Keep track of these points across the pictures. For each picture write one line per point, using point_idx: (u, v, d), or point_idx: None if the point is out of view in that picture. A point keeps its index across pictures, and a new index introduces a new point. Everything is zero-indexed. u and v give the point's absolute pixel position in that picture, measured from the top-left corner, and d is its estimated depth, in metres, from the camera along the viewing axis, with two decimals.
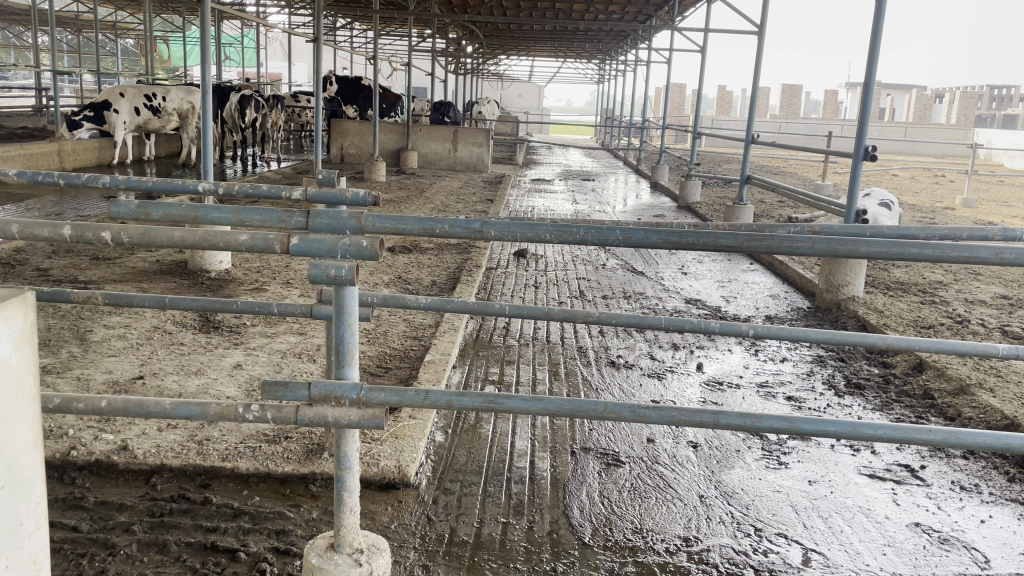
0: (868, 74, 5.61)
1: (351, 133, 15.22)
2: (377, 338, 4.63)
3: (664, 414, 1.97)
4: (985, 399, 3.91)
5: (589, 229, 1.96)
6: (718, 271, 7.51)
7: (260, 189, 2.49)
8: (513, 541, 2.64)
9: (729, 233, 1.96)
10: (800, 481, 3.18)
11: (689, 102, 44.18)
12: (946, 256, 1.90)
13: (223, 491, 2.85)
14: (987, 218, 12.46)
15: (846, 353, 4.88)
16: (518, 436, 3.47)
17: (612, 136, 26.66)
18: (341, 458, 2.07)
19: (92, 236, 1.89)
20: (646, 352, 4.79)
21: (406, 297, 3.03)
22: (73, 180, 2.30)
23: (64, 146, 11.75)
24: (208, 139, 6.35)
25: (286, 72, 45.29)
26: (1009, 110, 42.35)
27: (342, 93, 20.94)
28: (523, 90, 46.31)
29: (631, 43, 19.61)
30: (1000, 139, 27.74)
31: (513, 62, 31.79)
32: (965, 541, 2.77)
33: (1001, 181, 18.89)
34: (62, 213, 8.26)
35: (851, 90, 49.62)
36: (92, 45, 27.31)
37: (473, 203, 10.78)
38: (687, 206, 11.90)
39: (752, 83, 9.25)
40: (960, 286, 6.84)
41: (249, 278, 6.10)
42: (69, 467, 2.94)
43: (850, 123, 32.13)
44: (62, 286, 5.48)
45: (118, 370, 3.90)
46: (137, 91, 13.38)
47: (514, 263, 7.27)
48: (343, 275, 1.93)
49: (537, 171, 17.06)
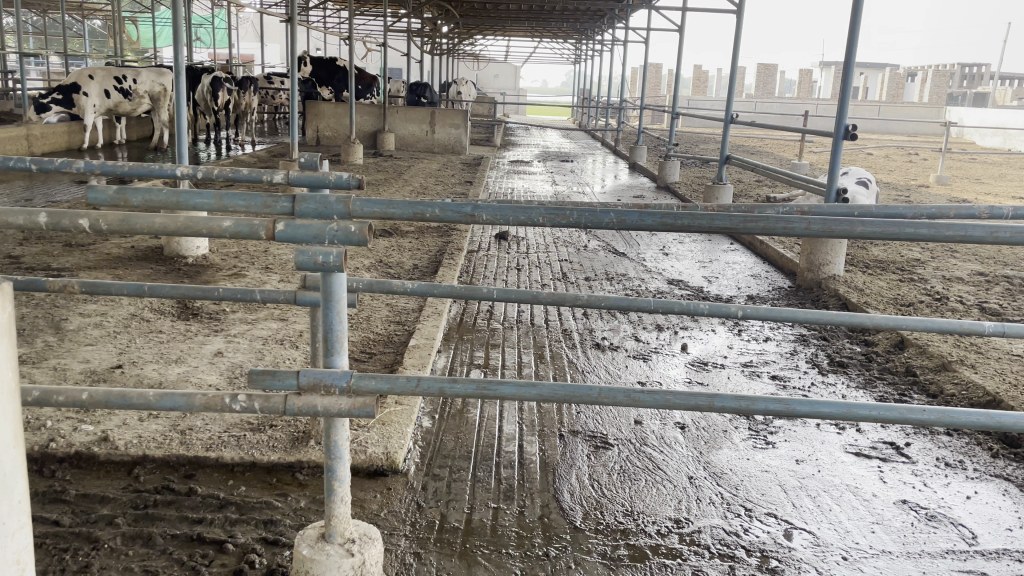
0: (848, 54, 5.60)
1: (327, 115, 15.02)
2: (360, 323, 4.58)
3: (659, 397, 1.94)
4: (966, 375, 3.95)
5: (583, 213, 1.94)
6: (699, 251, 7.54)
7: (240, 173, 2.42)
8: (504, 526, 2.63)
9: (724, 214, 1.93)
10: (788, 460, 3.20)
11: (665, 82, 44.20)
12: (942, 235, 1.88)
13: (208, 481, 2.81)
14: (961, 195, 12.59)
15: (828, 332, 4.91)
16: (505, 420, 3.46)
17: (589, 116, 26.62)
18: (332, 447, 2.04)
19: (69, 223, 1.82)
20: (630, 334, 4.79)
21: (391, 282, 2.99)
22: (46, 166, 2.24)
23: (32, 130, 11.47)
24: (182, 122, 6.19)
25: (258, 53, 44.68)
26: (981, 89, 42.85)
27: (316, 74, 20.69)
28: (499, 71, 46.09)
29: (607, 22, 19.50)
30: (972, 117, 28.03)
31: (489, 42, 31.55)
32: (952, 518, 2.80)
33: (974, 159, 19.11)
34: (33, 199, 8.08)
35: (825, 70, 49.86)
36: (58, 27, 26.71)
37: (451, 185, 10.72)
38: (666, 186, 11.90)
39: (730, 63, 9.22)
40: (937, 264, 6.90)
41: (226, 263, 6.02)
42: (47, 460, 2.88)
43: (824, 102, 32.30)
44: (34, 274, 5.37)
45: (96, 359, 3.82)
46: (106, 74, 13.11)
47: (495, 246, 7.23)
48: (331, 262, 1.89)
49: (515, 152, 16.99)
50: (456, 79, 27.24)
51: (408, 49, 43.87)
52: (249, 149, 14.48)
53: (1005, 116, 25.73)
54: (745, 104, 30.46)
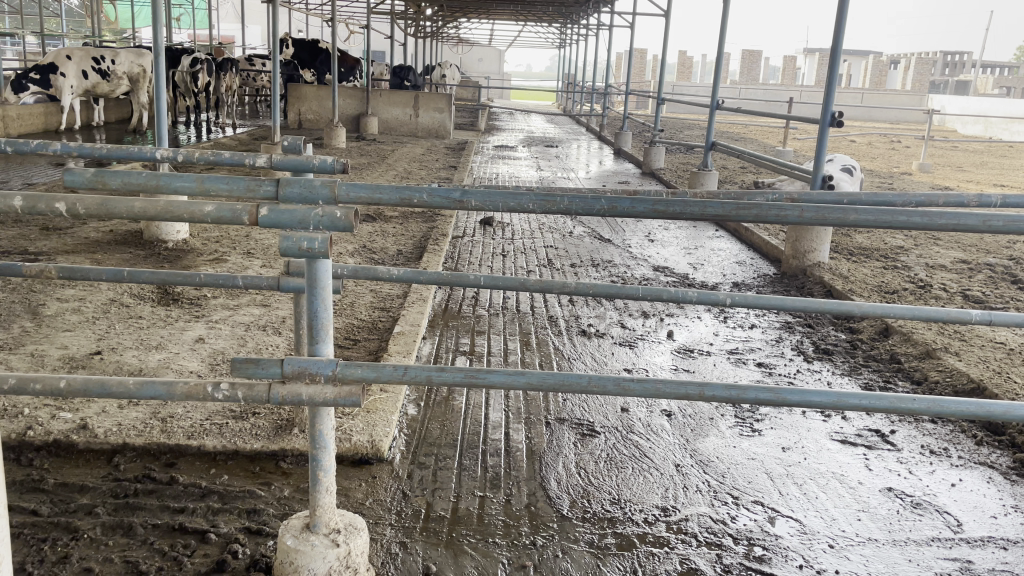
0: (835, 41, 5.58)
1: (309, 98, 14.86)
2: (344, 309, 4.54)
3: (649, 386, 1.93)
4: (950, 362, 3.97)
5: (573, 199, 1.91)
6: (684, 237, 7.53)
7: (223, 156, 2.37)
8: (491, 515, 2.60)
9: (717, 202, 1.90)
10: (774, 447, 3.19)
11: (650, 67, 44.16)
12: (936, 223, 1.87)
13: (190, 470, 2.77)
14: (943, 183, 12.65)
15: (813, 319, 4.91)
16: (492, 408, 3.43)
17: (574, 101, 26.51)
18: (317, 437, 2.01)
19: (45, 207, 1.76)
20: (616, 321, 4.77)
21: (377, 268, 2.95)
22: (22, 147, 2.17)
23: (8, 111, 11.25)
24: (161, 104, 6.07)
25: (239, 34, 44.10)
26: (963, 77, 43.13)
27: (299, 57, 20.44)
28: (483, 55, 45.81)
29: (593, 6, 19.37)
30: (953, 104, 28.23)
31: (473, 26, 31.33)
32: (937, 505, 2.81)
33: (956, 147, 19.23)
34: (8, 182, 7.94)
35: (809, 57, 49.98)
36: (34, 6, 26.29)
37: (436, 170, 10.63)
38: (651, 172, 11.87)
39: (717, 48, 9.17)
40: (920, 252, 6.93)
41: (208, 248, 5.94)
42: (24, 449, 2.82)
43: (808, 89, 32.38)
44: (11, 258, 5.27)
45: (74, 346, 3.75)
46: (84, 54, 12.91)
47: (481, 232, 7.19)
48: (316, 247, 1.85)
49: (499, 137, 16.91)
50: (439, 62, 27.06)
51: (391, 31, 43.53)
52: (230, 132, 14.30)
53: (986, 105, 25.94)
54: (729, 90, 30.46)
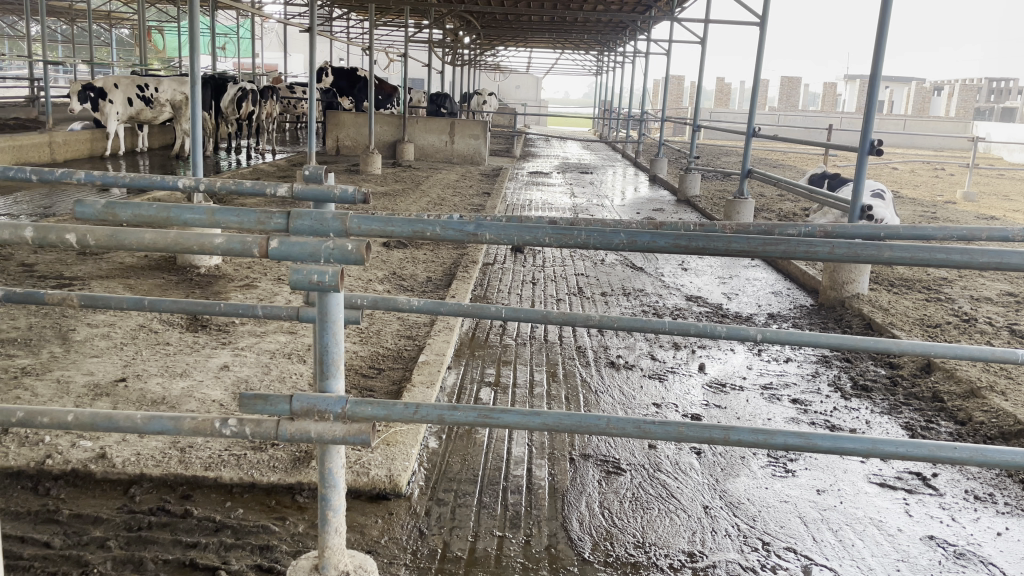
0: (874, 66, 5.45)
1: (347, 125, 15.06)
2: (370, 337, 4.51)
3: (671, 429, 1.84)
4: (996, 402, 3.79)
5: (592, 232, 1.82)
6: (719, 266, 7.40)
7: (244, 185, 2.31)
8: (509, 557, 2.52)
9: (742, 237, 1.82)
10: (809, 490, 3.06)
11: (688, 93, 44.05)
12: (977, 262, 1.75)
13: (205, 502, 2.72)
14: (990, 212, 12.30)
15: (852, 354, 4.75)
16: (514, 442, 3.35)
17: (610, 127, 26.49)
18: (327, 475, 1.96)
19: (56, 238, 1.73)
20: (646, 352, 4.67)
21: (398, 298, 2.89)
22: (46, 176, 2.15)
23: (56, 137, 11.57)
24: (197, 132, 6.14)
25: (281, 62, 45.21)
26: (1009, 103, 42.13)
27: (337, 84, 20.76)
28: (521, 82, 46.25)
29: (630, 33, 19.41)
30: (999, 132, 27.76)
31: (511, 54, 31.61)
32: (982, 556, 2.65)
33: (1002, 175, 18.76)
34: (51, 208, 8.13)
35: (850, 83, 49.51)
36: (86, 35, 27.25)
37: (469, 196, 10.64)
38: (687, 199, 11.73)
39: (752, 77, 9.05)
40: (966, 284, 6.71)
41: (240, 274, 5.97)
42: (44, 477, 2.81)
43: (848, 115, 32.05)
44: (45, 282, 5.34)
45: (100, 372, 3.76)
46: (130, 82, 13.25)
47: (512, 259, 7.15)
48: (327, 281, 1.80)
49: (534, 163, 16.90)
50: (478, 90, 27.31)
51: (430, 58, 44.16)
52: (269, 158, 14.51)
53: None
54: (767, 116, 30.26)
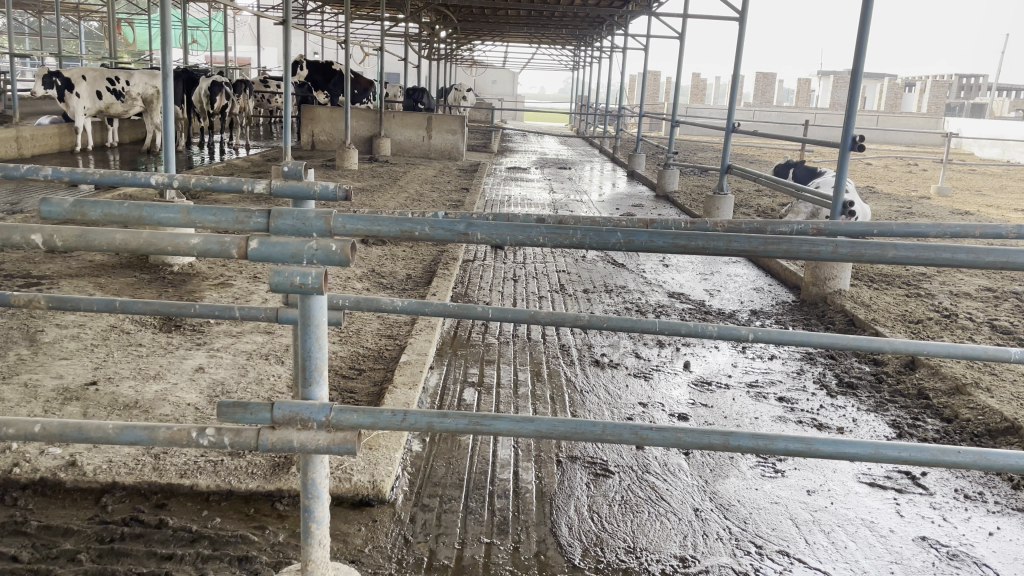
0: (857, 61, 5.42)
1: (322, 119, 14.88)
2: (349, 337, 4.41)
3: (668, 435, 1.74)
4: (982, 399, 3.78)
5: (588, 232, 1.74)
6: (699, 263, 7.38)
7: (220, 183, 2.21)
8: (498, 565, 2.44)
9: (743, 236, 1.75)
10: (799, 490, 3.03)
11: (664, 90, 44.14)
12: (983, 262, 1.69)
13: (181, 511, 2.62)
14: (964, 207, 12.45)
15: (835, 352, 4.74)
16: (500, 445, 3.29)
17: (588, 122, 26.45)
18: (309, 485, 1.87)
19: (20, 239, 1.63)
20: (630, 350, 4.63)
21: (381, 299, 2.78)
22: (10, 173, 2.03)
23: (22, 132, 11.29)
24: (169, 126, 5.97)
25: (255, 56, 44.77)
26: (978, 100, 42.63)
27: (312, 79, 20.53)
28: (498, 77, 46.20)
29: (607, 29, 19.38)
30: (970, 127, 28.12)
31: (488, 49, 31.49)
32: (975, 557, 2.63)
33: (974, 171, 19.00)
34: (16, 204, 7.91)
35: (824, 79, 49.93)
36: (53, 28, 26.76)
37: (447, 192, 10.53)
38: (665, 195, 11.71)
39: (731, 73, 9.04)
40: (943, 279, 6.75)
41: (214, 272, 5.85)
42: (10, 487, 2.69)
43: (823, 110, 32.27)
44: (10, 281, 5.18)
45: (69, 375, 3.63)
46: (99, 74, 12.97)
47: (492, 255, 7.09)
48: (310, 283, 1.71)
49: (512, 158, 16.82)
50: (454, 85, 27.14)
51: (406, 52, 43.95)
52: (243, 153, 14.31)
53: (1003, 127, 25.84)
54: (743, 111, 30.36)
